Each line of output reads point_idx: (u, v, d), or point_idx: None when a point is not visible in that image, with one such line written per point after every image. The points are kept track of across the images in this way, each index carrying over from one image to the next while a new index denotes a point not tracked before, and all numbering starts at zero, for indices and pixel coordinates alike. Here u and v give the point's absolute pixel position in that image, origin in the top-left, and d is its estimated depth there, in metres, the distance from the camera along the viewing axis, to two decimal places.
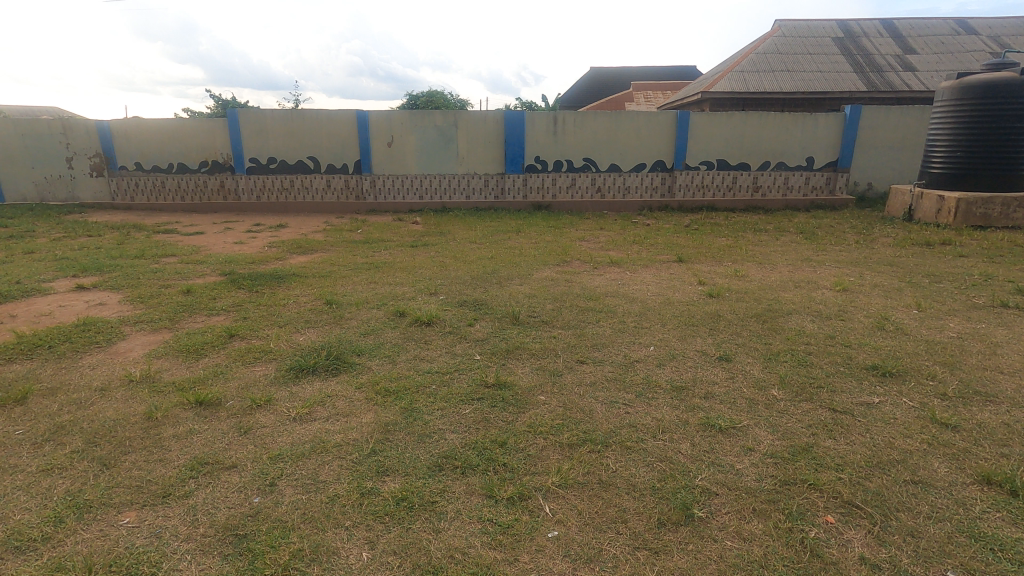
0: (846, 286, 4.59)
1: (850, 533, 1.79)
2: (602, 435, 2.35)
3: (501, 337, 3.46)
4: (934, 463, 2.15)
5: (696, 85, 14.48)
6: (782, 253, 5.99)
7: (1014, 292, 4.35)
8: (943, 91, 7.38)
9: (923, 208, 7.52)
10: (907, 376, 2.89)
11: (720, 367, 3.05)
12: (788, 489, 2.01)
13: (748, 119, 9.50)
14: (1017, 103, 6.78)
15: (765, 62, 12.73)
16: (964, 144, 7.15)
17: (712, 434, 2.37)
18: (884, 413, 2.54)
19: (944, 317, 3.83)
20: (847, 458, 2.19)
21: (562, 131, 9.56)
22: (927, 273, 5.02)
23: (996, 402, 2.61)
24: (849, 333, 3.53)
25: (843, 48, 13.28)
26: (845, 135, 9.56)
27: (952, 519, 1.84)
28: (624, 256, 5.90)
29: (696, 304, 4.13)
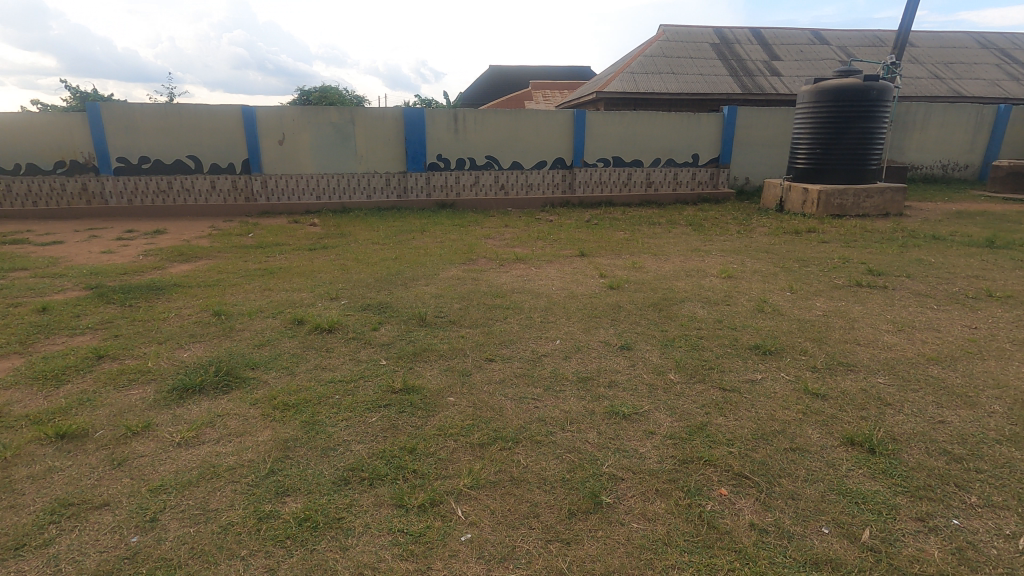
0: (730, 274, 4.98)
1: (740, 503, 1.94)
2: (513, 431, 2.37)
3: (408, 340, 3.38)
4: (809, 431, 2.38)
5: (591, 85, 15.08)
6: (674, 245, 6.38)
7: (867, 272, 4.95)
8: (804, 94, 8.18)
9: (792, 201, 8.35)
10: (783, 353, 3.19)
11: (622, 355, 3.19)
12: (686, 467, 2.13)
13: (639, 118, 10.01)
14: (862, 106, 7.66)
15: (653, 64, 13.52)
16: (822, 143, 8.02)
17: (616, 421, 2.47)
18: (766, 388, 2.78)
19: (812, 297, 4.27)
20: (737, 433, 2.37)
21: (463, 129, 9.52)
22: (798, 258, 5.57)
23: (856, 371, 2.96)
24: (734, 316, 3.84)
25: (720, 53, 14.41)
26: (724, 133, 10.37)
27: (825, 479, 2.05)
28: (529, 252, 6.00)
29: (598, 297, 4.29)
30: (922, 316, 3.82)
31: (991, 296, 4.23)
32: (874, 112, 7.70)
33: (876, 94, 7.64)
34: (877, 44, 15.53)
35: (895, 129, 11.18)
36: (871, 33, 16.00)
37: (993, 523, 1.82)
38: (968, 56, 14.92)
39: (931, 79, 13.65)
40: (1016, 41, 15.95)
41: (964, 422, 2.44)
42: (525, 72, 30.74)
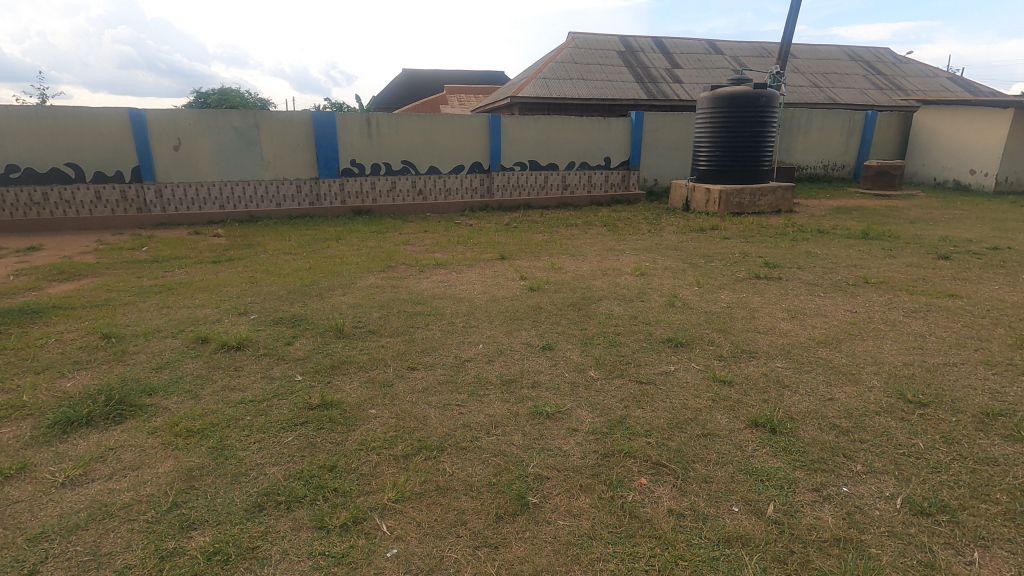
0: (643, 271, 5.21)
1: (659, 491, 2.03)
2: (437, 440, 2.33)
3: (324, 353, 3.24)
4: (718, 416, 2.53)
5: (505, 89, 15.26)
6: (590, 245, 6.58)
7: (764, 265, 5.36)
8: (703, 101, 8.74)
9: (696, 200, 8.88)
10: (693, 344, 3.38)
11: (544, 355, 3.24)
12: (608, 461, 2.20)
13: (552, 122, 10.25)
14: (754, 111, 8.30)
15: (564, 71, 13.91)
16: (721, 146, 8.59)
17: (540, 421, 2.50)
18: (679, 378, 2.93)
19: (717, 290, 4.56)
20: (653, 423, 2.48)
21: (377, 133, 9.31)
22: (703, 254, 5.93)
23: (757, 357, 3.19)
24: (648, 311, 4.02)
25: (626, 61, 15.07)
26: (633, 137, 10.84)
27: (734, 461, 2.19)
28: (449, 257, 5.96)
29: (518, 299, 4.34)
30: (811, 304, 4.18)
31: (867, 282, 4.71)
32: (764, 117, 8.36)
33: (765, 101, 8.29)
34: (764, 55, 16.88)
35: (783, 133, 12.20)
36: (759, 45, 17.37)
37: (876, 487, 2.03)
38: (840, 68, 16.58)
39: (811, 87, 15.04)
40: (879, 55, 17.94)
41: (849, 397, 2.69)
42: (439, 76, 30.56)
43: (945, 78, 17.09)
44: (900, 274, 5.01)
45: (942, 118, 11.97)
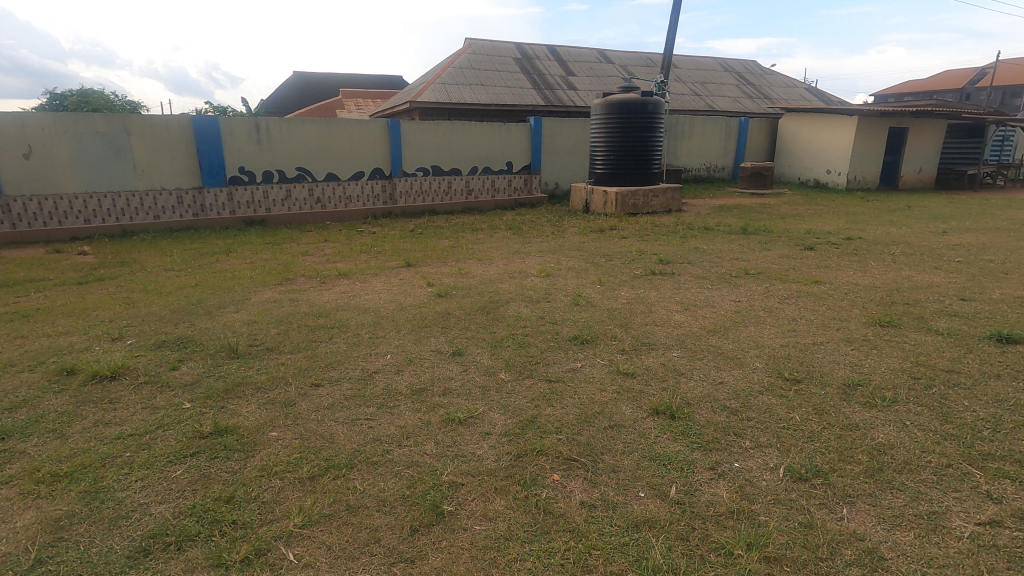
0: (548, 272, 5.34)
1: (571, 485, 2.09)
2: (346, 457, 2.24)
3: (216, 376, 3.00)
4: (624, 407, 2.65)
5: (404, 94, 15.04)
6: (496, 249, 6.65)
7: (658, 262, 5.70)
8: (596, 107, 9.14)
9: (595, 202, 9.27)
10: (597, 340, 3.52)
11: (455, 361, 3.23)
12: (521, 461, 2.23)
13: (453, 127, 10.24)
14: (643, 118, 8.81)
15: (462, 76, 13.97)
16: (615, 151, 9.03)
17: (453, 428, 2.49)
18: (585, 373, 3.04)
19: (618, 288, 4.78)
20: (563, 420, 2.55)
21: (267, 138, 8.80)
22: (604, 254, 6.19)
23: (655, 348, 3.39)
24: (554, 311, 4.13)
25: (523, 68, 15.43)
26: (533, 142, 11.11)
27: (639, 449, 2.30)
28: (352, 266, 5.77)
29: (426, 306, 4.29)
30: (701, 296, 4.52)
31: (747, 274, 5.16)
32: (652, 123, 8.91)
33: (653, 108, 8.84)
34: (650, 65, 18.00)
35: (670, 137, 13.07)
36: (645, 55, 18.49)
37: (762, 460, 2.22)
38: (716, 78, 18.08)
39: (692, 96, 16.26)
40: (748, 67, 19.76)
41: (736, 379, 2.94)
42: (334, 80, 29.50)
43: (803, 88, 19.19)
44: (775, 265, 5.54)
45: (802, 124, 13.40)
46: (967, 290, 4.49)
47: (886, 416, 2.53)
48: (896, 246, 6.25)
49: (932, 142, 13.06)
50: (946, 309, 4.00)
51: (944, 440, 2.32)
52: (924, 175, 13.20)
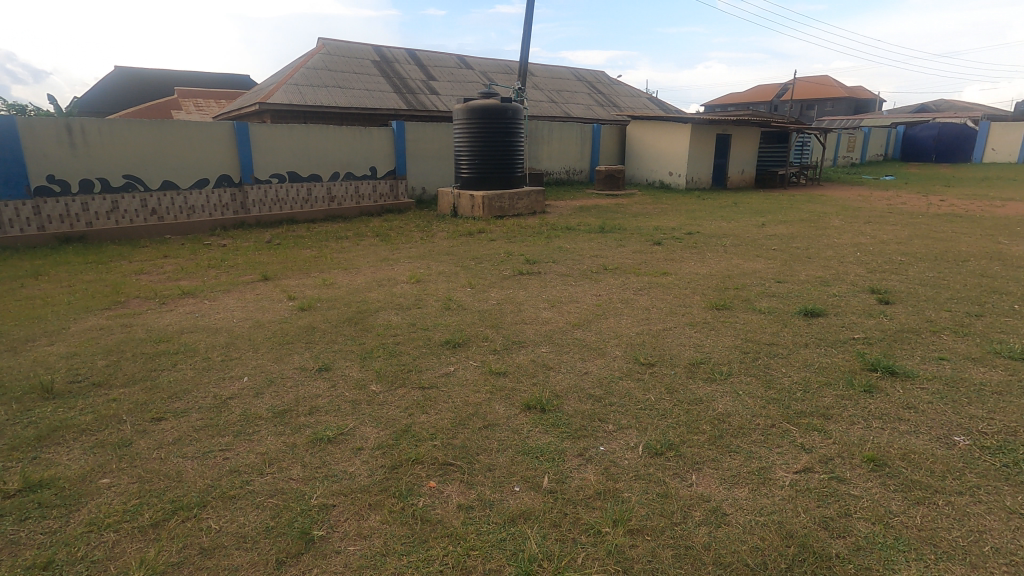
0: (418, 278, 5.29)
1: (448, 490, 2.08)
2: (198, 495, 2.02)
3: (26, 423, 2.54)
4: (497, 407, 2.71)
5: (252, 95, 13.96)
6: (363, 257, 6.42)
7: (525, 262, 5.91)
8: (458, 112, 9.23)
9: (463, 206, 9.33)
10: (469, 343, 3.56)
11: (321, 378, 3.06)
12: (396, 473, 2.18)
13: (310, 131, 9.72)
14: (504, 123, 9.09)
15: (317, 78, 13.32)
16: (478, 155, 9.17)
17: (321, 448, 2.35)
18: (458, 377, 3.05)
19: (488, 289, 4.87)
20: (438, 426, 2.53)
21: (83, 142, 7.64)
22: (473, 257, 6.27)
23: (525, 346, 3.51)
24: (425, 317, 4.09)
25: (383, 71, 15.10)
26: (396, 147, 10.91)
27: (512, 445, 2.37)
28: (199, 283, 5.22)
29: (287, 321, 4.01)
30: (566, 292, 4.76)
31: (606, 269, 5.55)
32: (513, 128, 9.22)
33: (512, 114, 9.13)
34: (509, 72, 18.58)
35: (530, 143, 13.61)
36: (503, 62, 19.05)
37: (624, 441, 2.39)
38: (570, 87, 19.18)
39: (549, 103, 17.09)
40: (598, 77, 21.24)
41: (599, 369, 3.14)
42: (167, 78, 26.52)
43: (645, 98, 21.06)
44: (629, 260, 6.02)
45: (646, 131, 14.70)
46: (782, 273, 5.25)
47: (723, 388, 2.87)
48: (726, 238, 7.10)
49: (750, 147, 15.05)
50: (766, 291, 4.63)
51: (769, 404, 2.69)
52: (746, 176, 15.16)
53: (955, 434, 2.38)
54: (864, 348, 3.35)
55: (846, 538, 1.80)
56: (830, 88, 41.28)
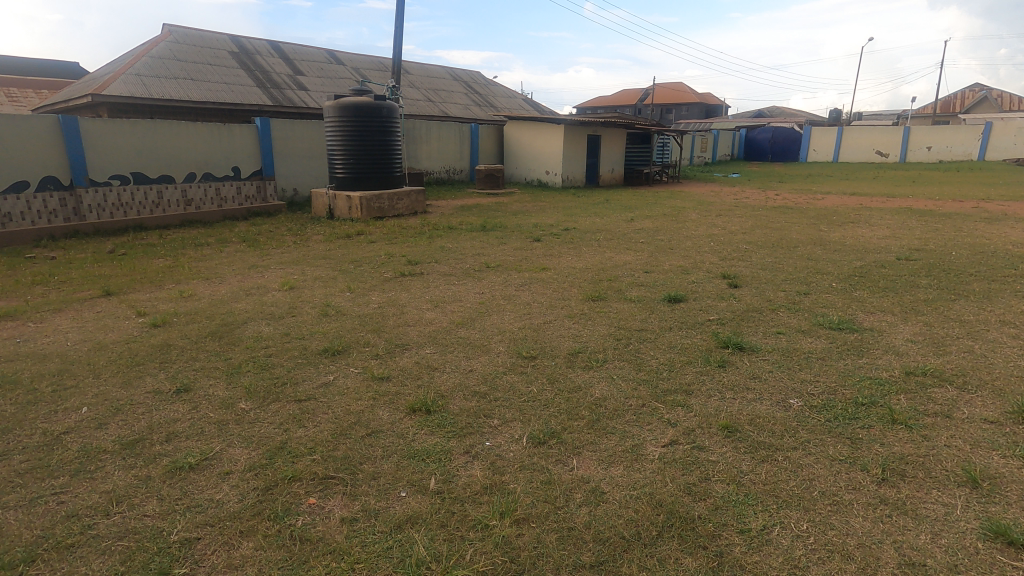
0: (291, 285, 4.98)
1: (329, 505, 1.99)
2: (25, 550, 1.74)
3: None
4: (380, 412, 2.64)
5: (82, 85, 12.22)
6: (228, 265, 5.91)
7: (407, 263, 5.80)
8: (329, 110, 8.82)
9: (339, 208, 8.94)
10: (350, 349, 3.42)
11: (180, 400, 2.77)
12: (271, 493, 2.04)
13: (157, 127, 8.76)
14: (378, 121, 8.84)
15: (164, 69, 12.02)
16: (353, 154, 8.83)
17: (182, 476, 2.14)
18: (338, 386, 2.92)
19: (368, 293, 4.72)
20: (316, 439, 2.41)
21: None
22: (352, 260, 6.04)
23: (409, 348, 3.45)
24: (301, 326, 3.86)
25: (242, 63, 13.97)
26: (262, 145, 10.18)
27: (398, 450, 2.32)
28: (20, 303, 4.46)
29: (137, 340, 3.58)
30: (449, 292, 4.76)
31: (488, 267, 5.62)
32: (388, 127, 9.00)
33: (387, 112, 8.91)
34: (382, 69, 18.08)
35: (408, 142, 13.39)
36: (376, 59, 18.50)
37: (509, 435, 2.44)
38: (446, 86, 19.14)
39: (426, 102, 16.94)
40: (474, 77, 21.41)
41: (483, 365, 3.18)
42: None
43: (520, 99, 21.63)
44: (511, 257, 6.15)
45: (522, 131, 15.12)
46: (649, 264, 5.68)
47: (599, 374, 3.05)
48: (600, 233, 7.52)
49: (618, 148, 16.08)
50: (635, 281, 4.99)
51: (640, 386, 2.90)
52: (615, 174, 16.18)
53: (790, 397, 2.74)
54: (717, 328, 3.74)
55: (706, 500, 1.99)
56: (684, 95, 45.34)
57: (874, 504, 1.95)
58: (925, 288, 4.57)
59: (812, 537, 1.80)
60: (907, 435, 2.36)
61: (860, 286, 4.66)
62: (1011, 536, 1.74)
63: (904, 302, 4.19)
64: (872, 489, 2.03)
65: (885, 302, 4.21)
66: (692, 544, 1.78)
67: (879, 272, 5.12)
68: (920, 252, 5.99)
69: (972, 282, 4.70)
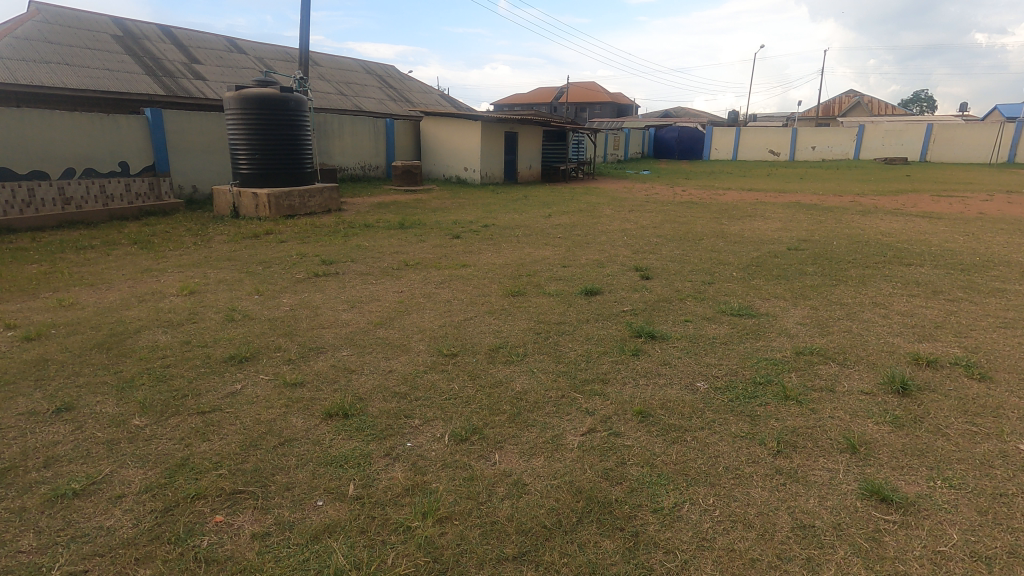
0: (191, 289, 4.62)
1: (238, 521, 1.87)
2: None
3: None
4: (294, 420, 2.51)
5: None
6: (116, 269, 5.39)
7: (321, 263, 5.56)
8: (230, 101, 8.26)
9: (245, 206, 8.41)
10: (259, 355, 3.24)
11: (61, 420, 2.49)
12: (171, 515, 1.89)
13: (26, 118, 7.85)
14: (286, 114, 8.40)
15: (32, 52, 10.74)
16: (259, 149, 8.34)
17: (65, 505, 1.93)
18: (247, 395, 2.75)
19: (279, 295, 4.48)
20: (223, 452, 2.26)
21: None
22: (260, 261, 5.71)
23: (324, 351, 3.32)
24: (203, 333, 3.60)
25: (128, 48, 12.75)
26: (153, 138, 9.38)
27: (313, 458, 2.22)
28: None
29: (5, 357, 3.17)
30: (366, 291, 4.63)
31: (408, 265, 5.52)
32: (297, 120, 8.57)
33: (295, 105, 8.49)
34: (289, 60, 17.19)
35: (319, 137, 12.85)
36: (282, 48, 17.56)
37: (431, 434, 2.42)
38: (358, 79, 18.52)
39: (338, 95, 16.32)
40: (388, 71, 20.87)
41: (403, 365, 3.12)
42: None
43: (437, 95, 21.37)
44: (430, 254, 6.08)
45: (439, 127, 14.97)
46: (566, 258, 5.82)
47: (520, 368, 3.09)
48: (519, 229, 7.60)
49: (535, 145, 16.33)
50: (554, 276, 5.09)
51: (559, 377, 2.97)
52: (533, 171, 16.43)
53: (697, 381, 2.92)
54: (631, 318, 3.91)
55: (622, 483, 2.08)
56: (597, 94, 46.87)
57: (772, 475, 2.12)
58: (811, 275, 5.01)
59: (718, 511, 1.93)
60: (798, 409, 2.59)
61: (757, 275, 5.04)
62: (883, 494, 1.96)
63: (794, 289, 4.58)
64: (769, 461, 2.21)
65: (778, 289, 4.58)
66: (610, 527, 1.85)
67: (773, 261, 5.56)
68: (807, 242, 6.57)
69: (850, 269, 5.22)
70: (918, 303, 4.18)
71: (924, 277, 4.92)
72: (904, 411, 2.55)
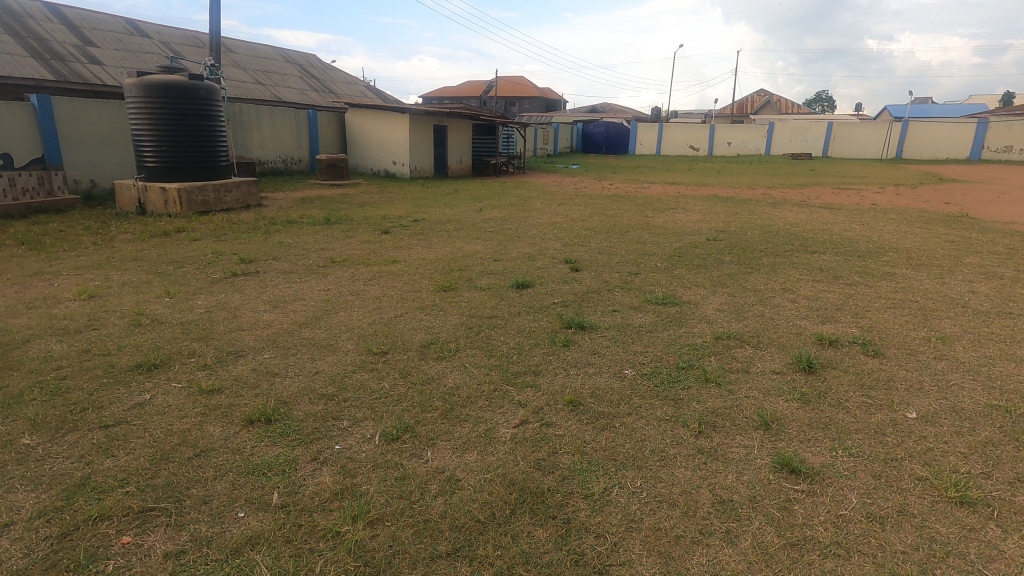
0: (91, 293, 4.23)
1: (149, 541, 1.74)
2: None
3: None
4: (210, 429, 2.37)
5: None
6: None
7: (239, 262, 5.26)
8: (131, 87, 7.62)
9: (151, 201, 7.77)
10: (171, 362, 3.02)
11: None
12: (70, 540, 1.73)
13: None
14: (197, 103, 7.86)
15: None
16: (167, 140, 7.75)
17: None
18: (157, 405, 2.56)
19: (192, 297, 4.20)
20: (130, 468, 2.09)
21: None
22: (170, 261, 5.32)
23: (243, 355, 3.14)
24: (106, 340, 3.31)
25: (7, 27, 11.44)
26: (42, 128, 8.52)
27: (233, 467, 2.10)
28: None
29: None
30: (290, 290, 4.43)
31: (334, 262, 5.33)
32: (209, 110, 8.05)
33: (206, 94, 7.95)
34: (198, 45, 16.08)
35: (235, 128, 12.13)
36: (190, 33, 16.37)
37: (360, 435, 2.35)
38: (277, 68, 17.61)
39: (254, 85, 15.45)
40: (309, 60, 19.98)
41: (330, 365, 3.02)
42: None
43: (362, 86, 20.73)
44: (358, 250, 5.90)
45: (365, 119, 14.54)
46: (497, 252, 5.83)
47: (452, 364, 3.07)
48: (450, 224, 7.53)
49: (464, 139, 16.22)
50: (485, 270, 5.08)
51: (492, 371, 2.97)
52: (463, 165, 16.31)
53: (625, 368, 3.02)
54: (561, 310, 3.97)
55: (554, 472, 2.11)
56: (524, 87, 47.13)
57: (694, 454, 2.22)
58: (729, 264, 5.30)
59: (645, 492, 2.00)
60: (718, 391, 2.74)
61: (679, 265, 5.26)
62: (792, 466, 2.11)
63: (713, 277, 4.82)
64: (691, 441, 2.32)
65: (698, 278, 4.81)
66: (543, 516, 1.88)
67: (694, 252, 5.83)
68: (724, 233, 6.93)
69: (763, 258, 5.57)
70: (822, 288, 4.52)
71: (826, 264, 5.33)
72: (810, 388, 2.76)
